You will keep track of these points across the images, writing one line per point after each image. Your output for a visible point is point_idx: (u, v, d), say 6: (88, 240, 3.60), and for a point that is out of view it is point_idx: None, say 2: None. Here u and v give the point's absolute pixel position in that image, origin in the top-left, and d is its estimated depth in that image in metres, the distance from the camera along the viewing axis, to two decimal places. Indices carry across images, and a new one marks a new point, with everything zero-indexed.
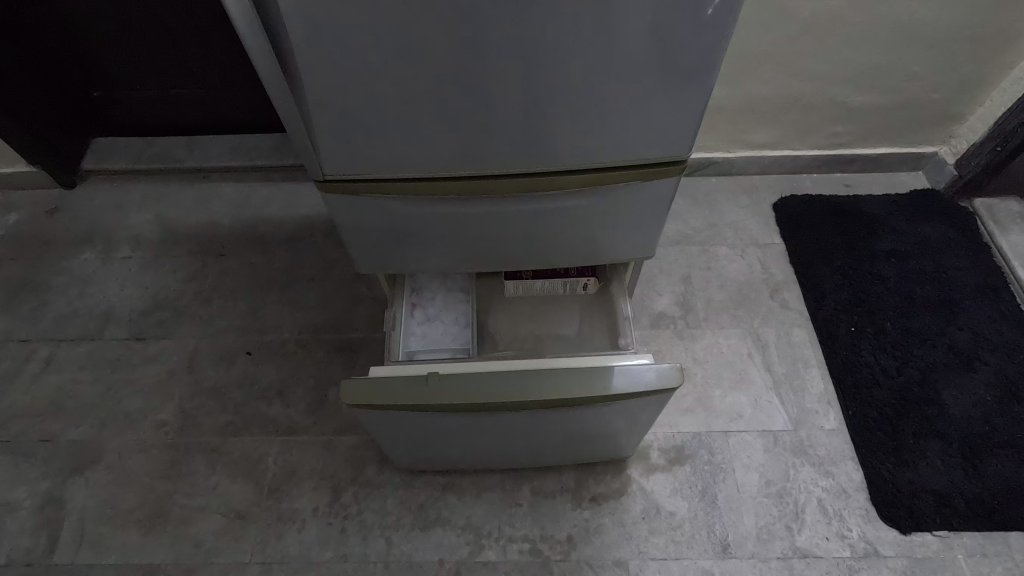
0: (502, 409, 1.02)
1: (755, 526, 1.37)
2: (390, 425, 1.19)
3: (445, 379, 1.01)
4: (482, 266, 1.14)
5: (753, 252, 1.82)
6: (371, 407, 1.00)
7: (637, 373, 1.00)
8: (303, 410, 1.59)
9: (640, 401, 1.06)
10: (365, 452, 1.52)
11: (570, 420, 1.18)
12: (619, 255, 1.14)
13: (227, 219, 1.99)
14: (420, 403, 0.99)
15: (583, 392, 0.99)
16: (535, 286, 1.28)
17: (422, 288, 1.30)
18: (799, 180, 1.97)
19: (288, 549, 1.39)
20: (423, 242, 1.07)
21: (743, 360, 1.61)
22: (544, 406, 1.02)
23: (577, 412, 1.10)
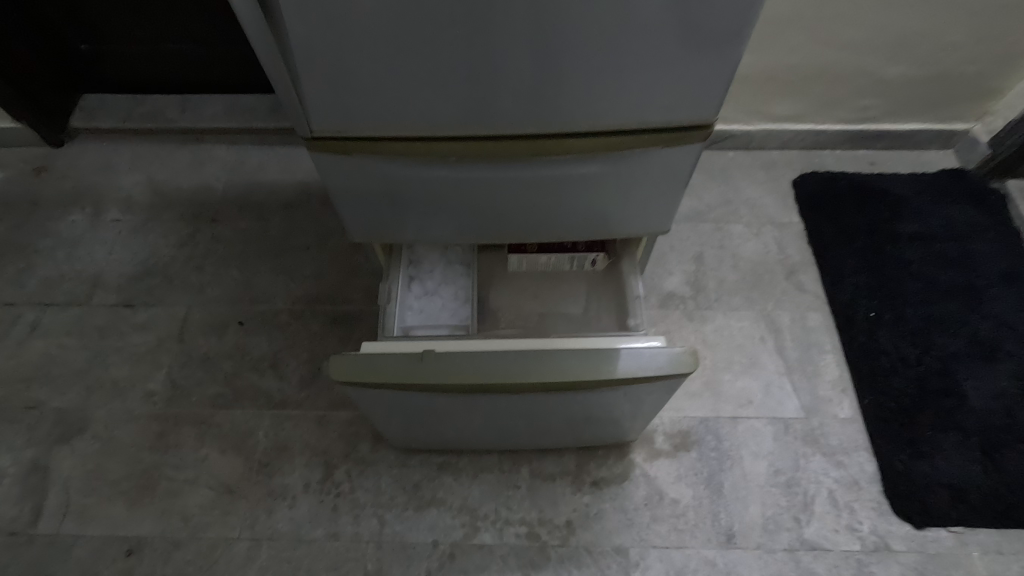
0: (501, 390, 0.95)
1: (761, 517, 1.32)
2: (384, 403, 1.13)
3: (441, 357, 0.94)
4: (483, 238, 1.06)
5: (769, 231, 1.73)
6: (361, 384, 0.94)
7: (649, 356, 0.94)
8: (295, 383, 1.53)
9: (650, 385, 0.99)
10: (359, 429, 1.46)
11: (574, 403, 1.12)
12: (631, 229, 1.06)
13: (221, 183, 1.91)
14: (414, 381, 0.92)
15: (590, 375, 0.92)
16: (540, 261, 1.20)
17: (421, 261, 1.22)
18: (821, 156, 1.87)
19: (278, 526, 1.35)
20: (421, 210, 0.99)
21: (755, 344, 1.54)
22: (548, 389, 0.96)
23: (582, 395, 1.03)
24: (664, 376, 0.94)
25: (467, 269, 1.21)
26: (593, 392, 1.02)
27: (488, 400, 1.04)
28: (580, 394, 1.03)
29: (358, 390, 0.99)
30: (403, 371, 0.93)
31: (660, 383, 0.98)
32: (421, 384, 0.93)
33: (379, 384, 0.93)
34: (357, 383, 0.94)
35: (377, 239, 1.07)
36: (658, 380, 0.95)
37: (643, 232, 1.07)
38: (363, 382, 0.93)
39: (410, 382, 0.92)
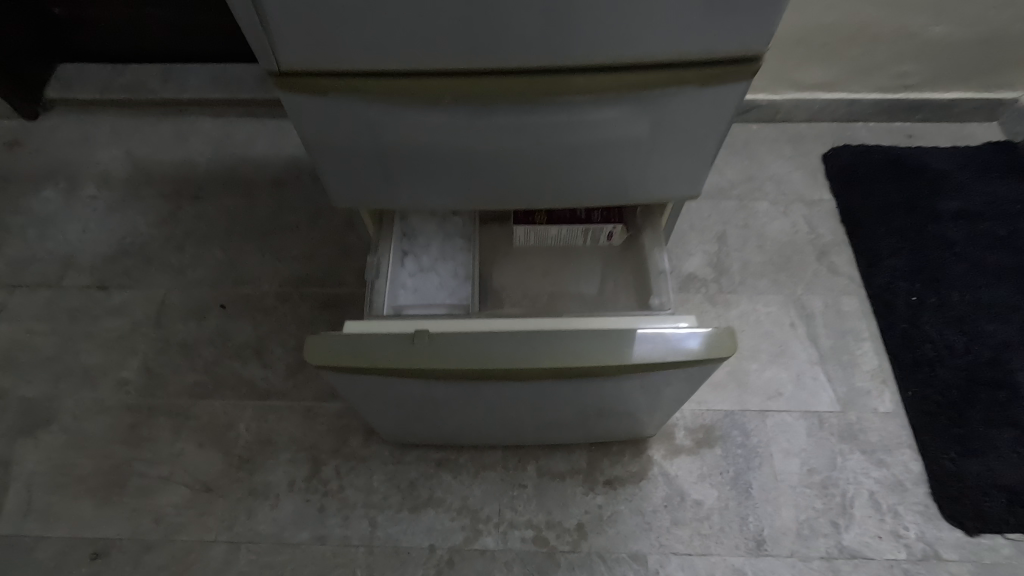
0: (506, 376, 0.82)
1: (795, 522, 1.19)
2: (374, 392, 1.00)
3: (437, 338, 0.80)
4: (487, 205, 0.93)
5: (798, 209, 1.59)
6: (344, 369, 0.80)
7: (679, 337, 0.80)
8: (281, 371, 1.40)
9: (679, 371, 0.86)
10: (350, 421, 1.34)
11: (589, 393, 0.98)
12: (656, 194, 0.92)
13: (205, 158, 1.77)
14: (405, 366, 0.79)
15: (611, 359, 0.79)
16: (550, 235, 1.07)
17: (417, 233, 1.08)
18: (853, 129, 1.73)
19: (260, 528, 1.23)
20: (414, 169, 0.85)
21: (784, 331, 1.40)
22: (561, 375, 0.83)
23: (600, 382, 0.90)
24: (696, 361, 0.81)
25: (468, 243, 1.07)
26: (612, 380, 0.88)
27: (491, 389, 0.91)
28: (597, 382, 0.90)
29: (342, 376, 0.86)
30: (392, 354, 0.79)
31: (690, 369, 0.85)
32: (414, 369, 0.79)
33: (364, 369, 0.80)
34: (339, 368, 0.81)
35: (364, 205, 0.94)
36: (689, 365, 0.82)
37: (670, 197, 0.94)
38: (345, 367, 0.80)
39: (400, 366, 0.79)
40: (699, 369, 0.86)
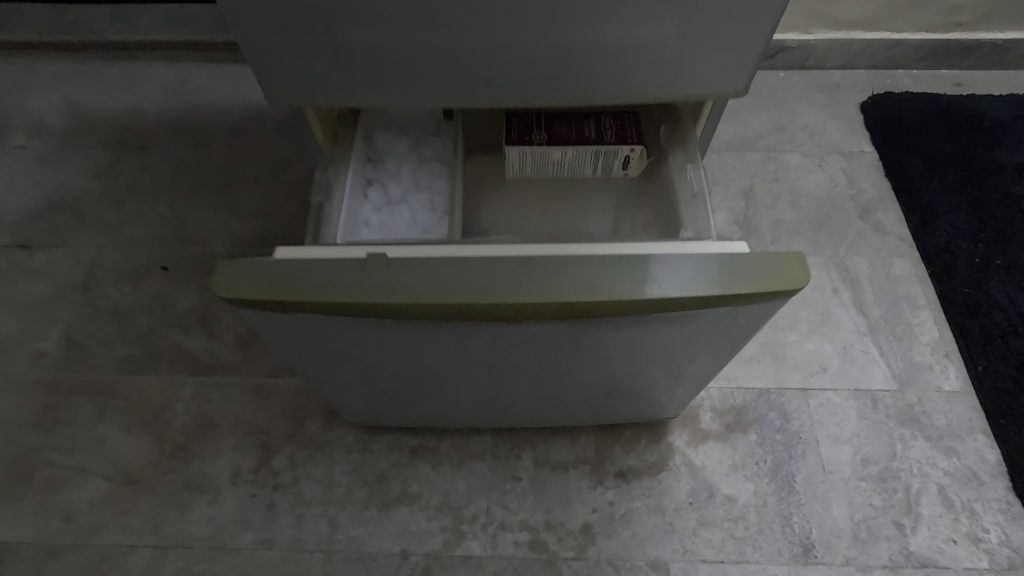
0: (493, 318, 0.60)
1: (849, 523, 0.97)
2: (326, 352, 0.78)
3: (396, 265, 0.58)
4: (466, 102, 0.71)
5: (835, 161, 1.38)
6: (269, 305, 0.58)
7: (731, 264, 0.58)
8: (229, 342, 1.18)
9: (725, 314, 0.64)
10: (309, 401, 1.11)
11: (602, 355, 0.76)
12: (690, 89, 0.70)
13: (155, 105, 1.55)
14: (352, 302, 0.57)
15: (638, 294, 0.57)
16: (551, 159, 0.86)
17: (385, 159, 0.87)
18: (894, 76, 1.52)
19: (193, 530, 1.00)
20: (368, 40, 0.63)
21: (826, 297, 1.19)
22: (568, 317, 0.61)
23: (619, 332, 0.68)
24: (754, 296, 0.59)
25: (447, 169, 0.85)
26: (635, 327, 0.66)
27: (474, 342, 0.69)
28: (614, 333, 0.67)
29: (273, 320, 0.64)
30: (334, 285, 0.57)
31: (743, 309, 0.63)
32: (365, 305, 0.57)
33: (297, 305, 0.58)
34: (263, 305, 0.58)
35: (306, 102, 0.72)
36: (743, 303, 0.60)
37: (707, 96, 0.72)
38: (269, 303, 0.58)
39: (345, 302, 0.57)
40: (753, 311, 0.64)
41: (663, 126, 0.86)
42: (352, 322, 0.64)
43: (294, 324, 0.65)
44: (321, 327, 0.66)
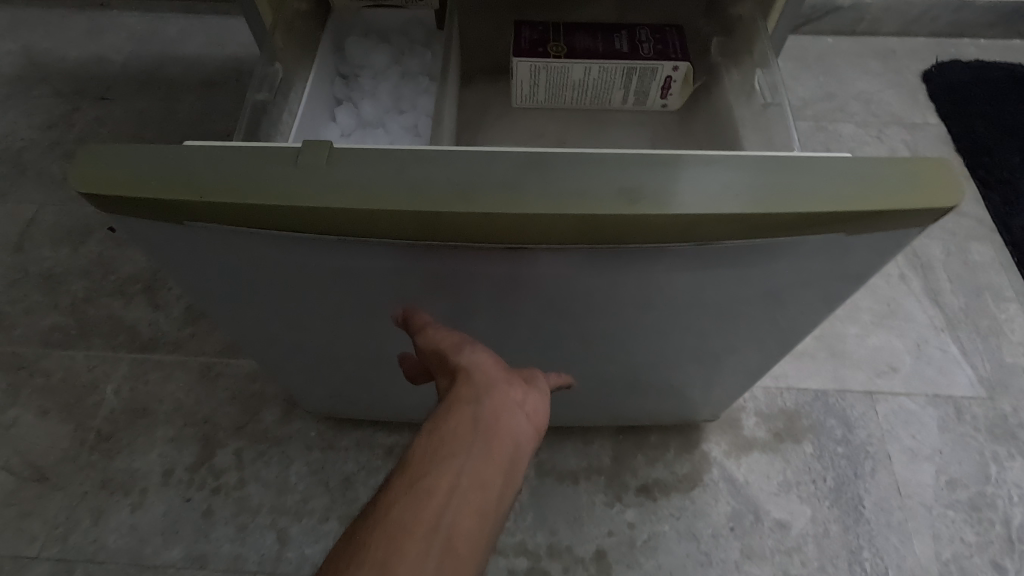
0: (480, 238, 0.42)
1: (935, 563, 0.76)
2: (268, 308, 0.59)
3: (341, 156, 0.40)
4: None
5: (895, 133, 1.19)
6: (162, 212, 0.42)
7: (834, 169, 0.40)
8: (175, 314, 0.98)
9: (814, 250, 0.45)
10: (265, 386, 0.91)
11: (629, 322, 0.57)
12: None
13: (122, 55, 1.38)
14: (273, 206, 0.40)
15: (700, 208, 0.39)
16: (572, 80, 0.67)
17: (360, 77, 0.70)
18: (959, 45, 1.33)
19: (109, 540, 0.80)
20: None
21: (892, 284, 0.98)
22: (588, 241, 0.42)
23: (657, 278, 0.49)
24: (862, 218, 0.40)
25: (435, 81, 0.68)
26: (682, 269, 0.48)
27: (462, 287, 0.51)
28: (650, 277, 0.49)
29: (185, 239, 0.47)
30: (257, 183, 0.40)
31: (841, 241, 0.44)
32: (293, 212, 0.40)
33: (212, 214, 0.41)
34: (154, 212, 0.42)
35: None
36: (843, 228, 0.41)
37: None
38: (159, 206, 0.41)
39: (261, 206, 0.40)
40: (851, 250, 0.45)
41: (717, 37, 0.68)
42: (289, 244, 0.46)
43: (213, 247, 0.48)
44: (252, 255, 0.49)
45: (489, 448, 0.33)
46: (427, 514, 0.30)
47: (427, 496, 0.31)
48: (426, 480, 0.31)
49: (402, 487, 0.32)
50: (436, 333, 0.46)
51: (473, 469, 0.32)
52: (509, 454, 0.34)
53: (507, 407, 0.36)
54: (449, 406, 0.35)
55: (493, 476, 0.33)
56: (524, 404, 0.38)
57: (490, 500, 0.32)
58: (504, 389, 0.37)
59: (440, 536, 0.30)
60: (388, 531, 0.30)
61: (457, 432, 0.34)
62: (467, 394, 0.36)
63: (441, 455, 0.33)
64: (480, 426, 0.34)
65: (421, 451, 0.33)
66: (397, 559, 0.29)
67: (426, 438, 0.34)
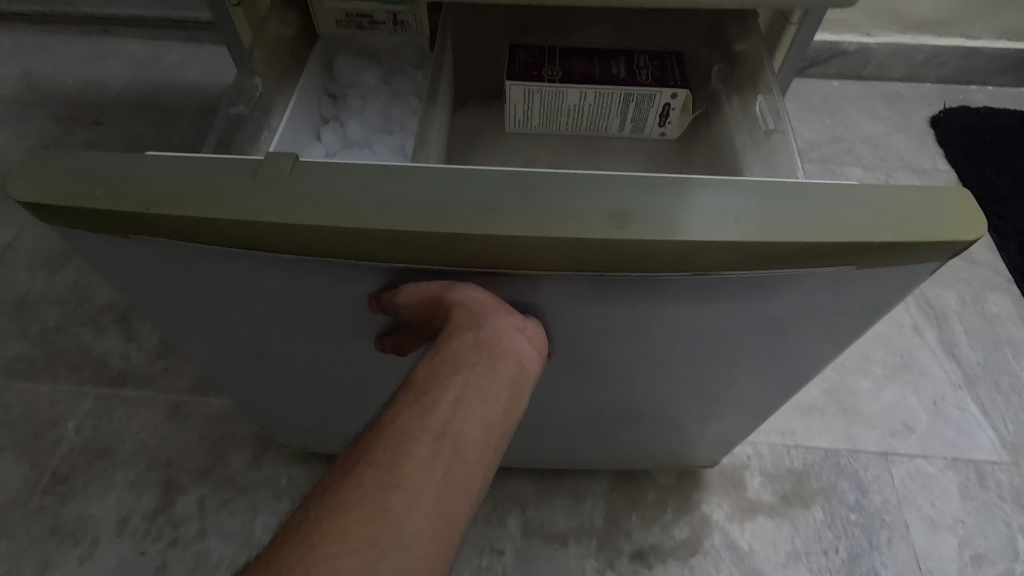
0: (455, 260, 0.38)
1: None
2: (226, 338, 0.54)
3: (306, 170, 0.37)
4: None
5: (905, 179, 1.16)
6: (105, 225, 0.38)
7: (850, 198, 0.36)
8: (148, 346, 0.93)
9: (825, 285, 0.40)
10: (236, 427, 0.86)
11: (616, 357, 0.52)
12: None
13: (121, 80, 1.37)
14: (227, 220, 0.36)
15: (702, 234, 0.35)
16: (566, 105, 0.64)
17: (348, 96, 0.66)
18: (967, 92, 1.31)
19: None
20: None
21: (905, 336, 0.93)
22: (574, 268, 0.38)
23: (650, 310, 0.44)
24: (878, 252, 0.36)
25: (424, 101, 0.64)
26: (678, 303, 0.43)
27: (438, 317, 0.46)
28: (641, 309, 0.44)
29: (136, 257, 0.42)
30: (218, 197, 0.36)
31: (856, 277, 0.39)
32: (248, 228, 0.36)
33: (166, 229, 0.37)
34: (94, 223, 0.38)
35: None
36: (863, 260, 0.37)
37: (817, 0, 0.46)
38: (102, 219, 0.37)
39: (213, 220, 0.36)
40: (869, 284, 0.41)
41: (718, 64, 0.65)
42: (245, 264, 0.41)
43: (165, 267, 0.43)
44: (199, 275, 0.44)
45: (490, 366, 0.37)
46: (434, 423, 0.35)
47: (433, 408, 0.35)
48: (432, 395, 0.36)
49: (410, 401, 0.36)
50: (417, 286, 0.40)
51: (476, 385, 0.36)
52: (512, 371, 0.38)
53: (507, 330, 0.39)
54: (453, 330, 0.38)
55: (496, 389, 0.37)
56: (524, 329, 0.41)
57: (493, 410, 0.36)
58: (505, 314, 0.40)
59: (446, 441, 0.34)
60: (399, 436, 0.34)
61: (460, 353, 0.37)
62: (469, 321, 0.38)
63: (446, 372, 0.37)
64: (482, 349, 0.37)
65: (427, 373, 0.37)
66: (409, 458, 0.34)
67: (435, 358, 0.37)
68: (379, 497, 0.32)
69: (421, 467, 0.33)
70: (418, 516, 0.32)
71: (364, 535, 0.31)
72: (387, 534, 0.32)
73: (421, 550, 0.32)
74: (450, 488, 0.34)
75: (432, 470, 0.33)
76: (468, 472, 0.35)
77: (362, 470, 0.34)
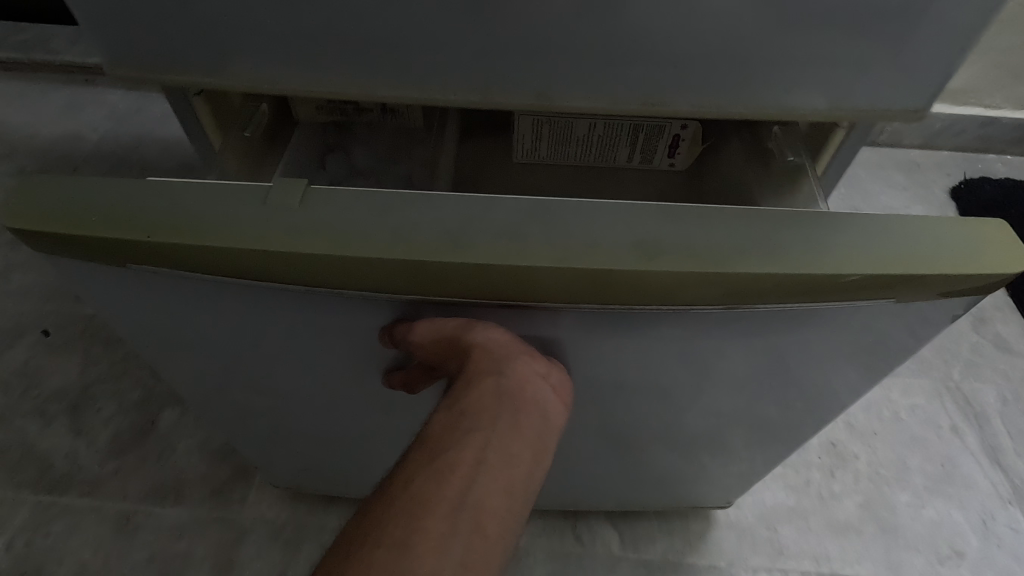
0: (479, 295, 0.33)
1: None
2: (212, 381, 0.49)
3: (315, 196, 0.33)
4: (430, 93, 0.37)
5: None
6: (89, 252, 0.33)
7: (907, 231, 0.32)
8: (98, 442, 0.83)
9: (884, 322, 0.36)
10: (192, 543, 0.75)
11: (639, 404, 0.47)
12: (849, 99, 0.36)
13: (97, 135, 1.29)
14: (228, 248, 0.31)
15: (741, 270, 0.31)
16: (575, 135, 0.56)
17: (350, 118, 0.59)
18: (985, 161, 1.26)
19: None
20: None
21: (944, 439, 0.85)
22: (599, 301, 0.33)
23: (686, 350, 0.39)
24: (928, 287, 0.33)
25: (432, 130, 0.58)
26: (721, 343, 0.39)
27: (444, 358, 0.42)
28: (675, 346, 0.39)
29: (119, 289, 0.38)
30: (214, 224, 0.32)
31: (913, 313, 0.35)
32: (257, 257, 0.31)
33: (154, 257, 0.33)
34: (76, 250, 0.33)
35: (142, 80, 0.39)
36: (917, 296, 0.33)
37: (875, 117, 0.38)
38: (85, 247, 0.33)
39: (218, 247, 0.31)
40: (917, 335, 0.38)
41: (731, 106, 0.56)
42: (241, 298, 0.37)
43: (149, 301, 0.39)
44: (193, 312, 0.39)
45: (511, 424, 0.35)
46: (454, 488, 0.33)
47: (451, 471, 0.34)
48: (450, 457, 0.34)
49: (427, 459, 0.34)
50: (432, 321, 0.36)
51: (498, 444, 0.34)
52: (533, 427, 0.35)
53: (530, 378, 0.36)
54: (471, 379, 0.35)
55: (517, 447, 0.35)
56: (548, 374, 0.38)
57: (514, 473, 0.34)
58: (528, 358, 0.37)
59: (467, 507, 0.33)
60: (417, 501, 0.33)
61: (480, 409, 0.34)
62: (486, 369, 0.35)
63: (464, 432, 0.34)
64: (502, 403, 0.35)
65: (443, 429, 0.35)
66: (428, 526, 0.32)
67: (452, 414, 0.35)
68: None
69: (438, 543, 0.32)
70: None
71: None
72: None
73: None
74: (469, 563, 0.32)
75: (450, 545, 0.32)
76: (490, 537, 0.33)
77: (379, 536, 0.32)
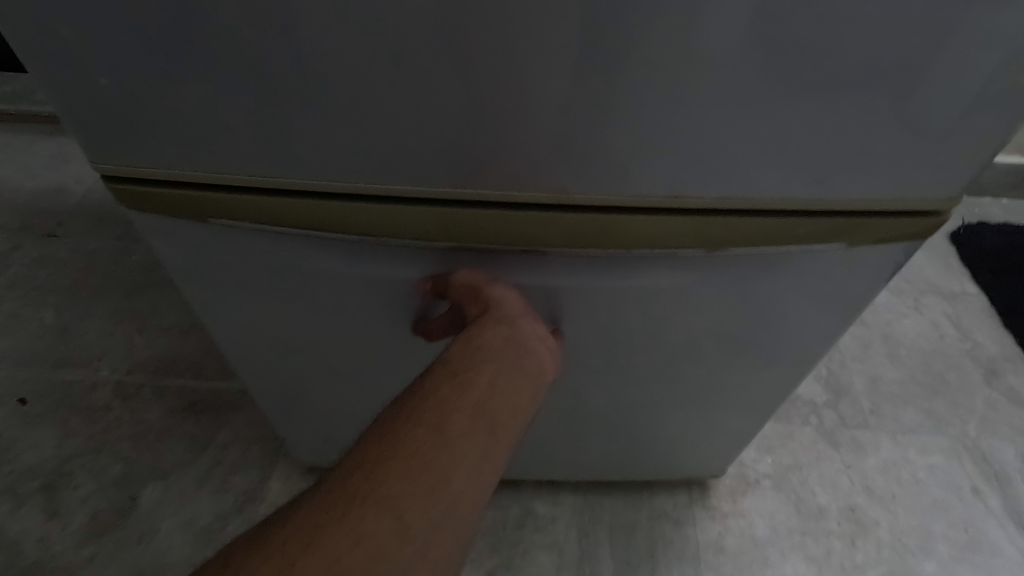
0: (485, 242, 0.43)
1: None
2: (264, 337, 0.57)
3: None
4: (459, 188, 0.39)
5: (935, 303, 1.06)
6: (172, 208, 0.42)
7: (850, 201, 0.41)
8: (75, 522, 0.78)
9: (822, 262, 0.46)
10: None
11: (627, 344, 0.54)
12: (856, 187, 0.39)
13: (82, 185, 1.24)
14: (295, 205, 0.40)
15: (711, 218, 0.41)
16: None
17: None
18: (981, 205, 1.26)
19: None
20: (274, 9, 0.31)
21: (967, 504, 0.82)
22: (600, 247, 0.43)
23: (666, 297, 0.49)
24: (858, 231, 0.42)
25: None
26: (697, 281, 0.47)
27: None
28: (657, 283, 0.47)
29: (212, 245, 0.46)
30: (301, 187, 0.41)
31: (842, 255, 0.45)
32: (311, 211, 0.41)
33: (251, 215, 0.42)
34: (160, 207, 0.42)
35: (157, 174, 0.40)
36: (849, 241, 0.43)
37: (889, 206, 0.40)
38: (200, 205, 0.42)
39: (278, 200, 0.40)
40: (852, 273, 0.47)
41: None
42: (316, 252, 0.46)
43: (231, 257, 0.47)
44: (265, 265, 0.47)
45: (516, 362, 0.42)
46: (475, 399, 0.39)
47: (472, 386, 0.39)
48: (471, 373, 0.39)
49: (446, 377, 0.39)
50: (469, 271, 0.45)
51: (506, 376, 0.41)
52: (532, 374, 0.43)
53: (529, 337, 0.45)
54: (486, 324, 0.43)
55: (522, 381, 0.42)
56: (542, 339, 0.46)
57: (519, 401, 0.41)
58: (530, 322, 0.46)
59: (485, 416, 0.38)
60: (443, 404, 0.38)
61: (493, 342, 0.42)
62: (501, 317, 0.44)
63: (481, 359, 0.41)
64: (510, 345, 0.43)
65: (462, 354, 0.41)
66: (454, 423, 0.37)
67: (470, 345, 0.41)
68: (427, 456, 0.35)
69: (461, 436, 0.37)
70: (459, 479, 0.36)
71: (425, 477, 0.34)
72: (439, 482, 0.35)
73: (460, 511, 0.35)
74: (484, 461, 0.37)
75: (471, 443, 0.37)
76: (499, 447, 0.39)
77: (412, 425, 0.36)
